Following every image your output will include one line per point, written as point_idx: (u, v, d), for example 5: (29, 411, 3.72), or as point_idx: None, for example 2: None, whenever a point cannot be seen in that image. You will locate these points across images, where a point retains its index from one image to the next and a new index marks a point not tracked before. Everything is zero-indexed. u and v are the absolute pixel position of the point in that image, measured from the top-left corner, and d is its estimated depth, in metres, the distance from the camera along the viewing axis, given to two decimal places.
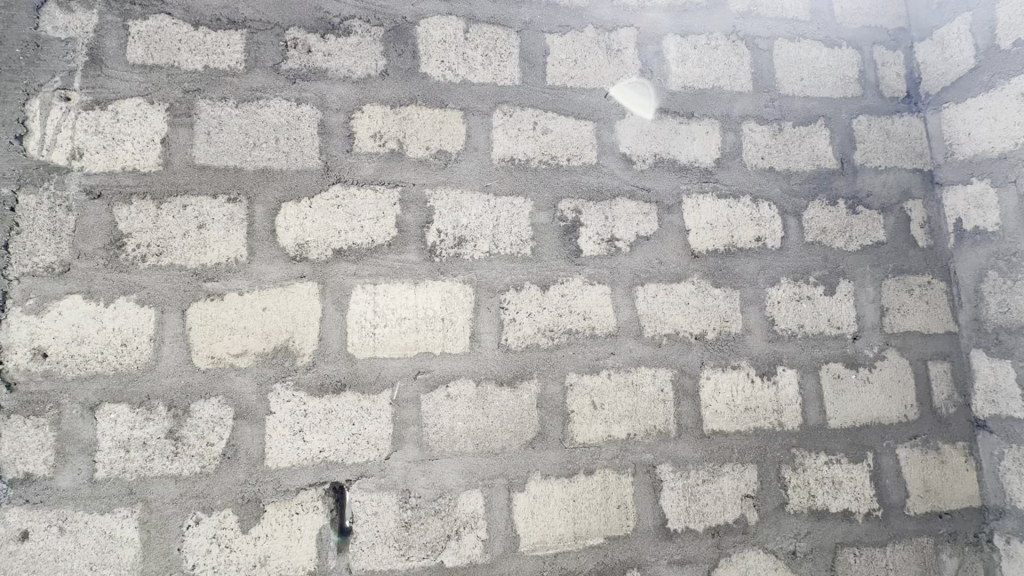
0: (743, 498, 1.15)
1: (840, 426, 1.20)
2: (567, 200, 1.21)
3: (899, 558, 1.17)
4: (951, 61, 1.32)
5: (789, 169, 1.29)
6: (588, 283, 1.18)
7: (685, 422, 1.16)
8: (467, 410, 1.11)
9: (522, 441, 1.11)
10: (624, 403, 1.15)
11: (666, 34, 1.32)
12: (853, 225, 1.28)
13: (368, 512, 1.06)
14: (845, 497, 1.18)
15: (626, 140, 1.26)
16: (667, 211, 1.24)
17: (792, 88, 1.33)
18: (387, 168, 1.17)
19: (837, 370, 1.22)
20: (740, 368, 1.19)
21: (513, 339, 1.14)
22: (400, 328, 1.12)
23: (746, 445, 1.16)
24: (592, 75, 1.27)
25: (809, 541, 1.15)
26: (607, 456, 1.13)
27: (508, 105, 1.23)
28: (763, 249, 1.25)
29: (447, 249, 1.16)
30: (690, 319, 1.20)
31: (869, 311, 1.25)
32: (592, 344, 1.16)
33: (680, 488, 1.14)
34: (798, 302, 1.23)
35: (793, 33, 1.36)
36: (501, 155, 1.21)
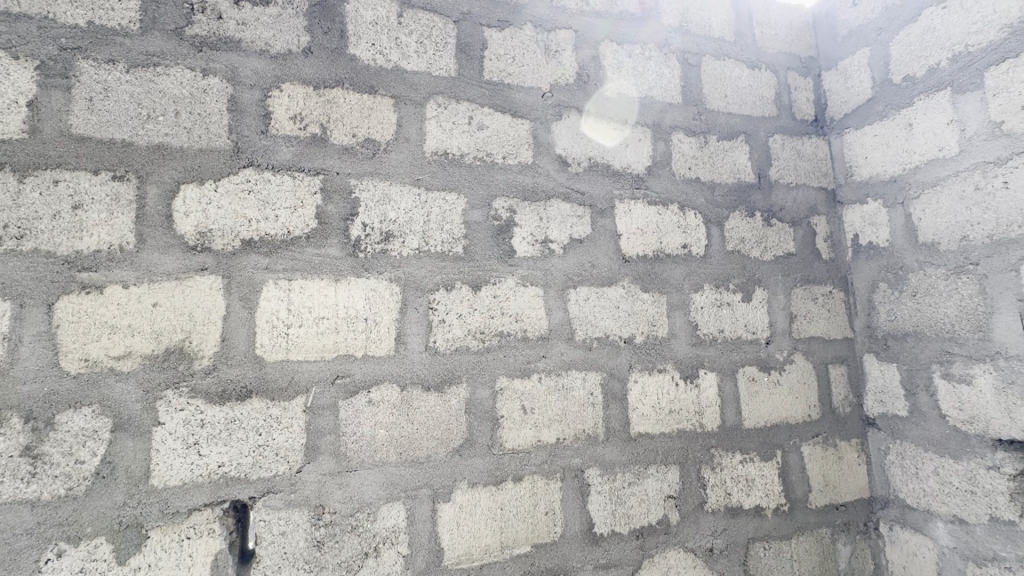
0: (666, 498, 1.17)
1: (754, 426, 1.26)
2: (501, 198, 1.18)
3: (802, 548, 1.25)
4: (852, 91, 1.42)
5: (713, 180, 1.35)
6: (521, 284, 1.16)
7: (612, 425, 1.16)
8: (390, 416, 1.04)
9: (448, 448, 1.06)
10: (554, 407, 1.13)
11: (603, 40, 1.33)
12: (768, 236, 1.36)
13: (274, 533, 0.95)
14: (756, 493, 1.24)
15: (562, 141, 1.25)
16: (600, 214, 1.24)
17: (717, 104, 1.40)
18: (308, 153, 1.07)
19: (751, 373, 1.28)
20: (665, 371, 1.22)
21: (442, 341, 1.09)
22: (317, 329, 1.03)
23: (670, 446, 1.19)
24: (530, 73, 1.26)
25: (725, 537, 1.20)
26: (535, 462, 1.10)
27: (443, 97, 1.18)
28: (689, 256, 1.29)
29: (373, 245, 1.08)
30: (620, 323, 1.21)
31: (780, 317, 1.33)
32: (524, 347, 1.14)
33: (607, 492, 1.14)
34: (719, 308, 1.28)
35: (719, 51, 1.43)
36: (433, 148, 1.15)
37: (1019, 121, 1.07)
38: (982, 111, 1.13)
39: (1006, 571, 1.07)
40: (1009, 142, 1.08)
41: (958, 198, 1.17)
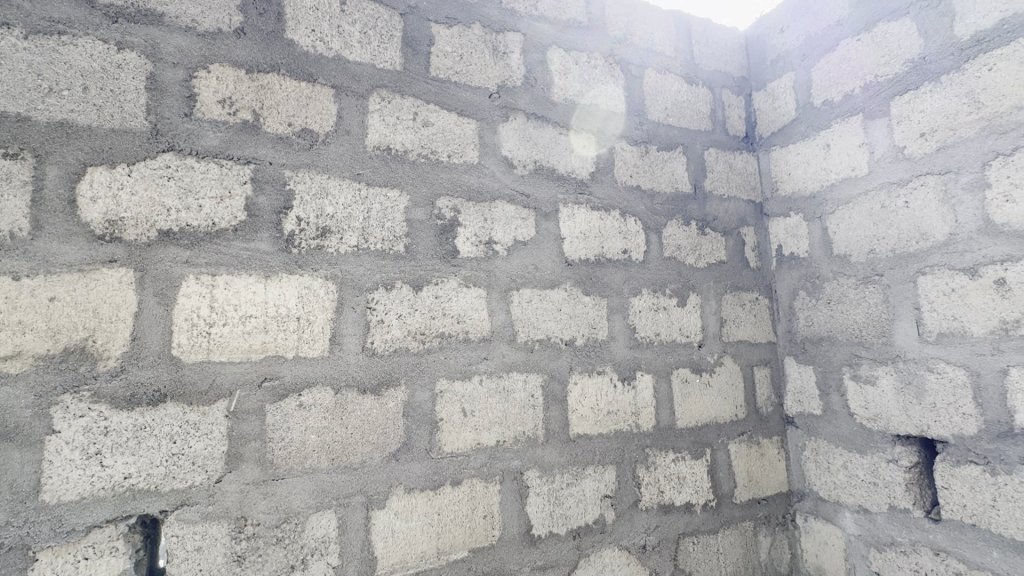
0: (602, 498, 1.20)
1: (685, 426, 1.31)
2: (445, 197, 1.16)
3: (727, 542, 1.32)
4: (778, 111, 1.52)
5: (652, 189, 1.40)
6: (464, 285, 1.14)
7: (552, 427, 1.17)
8: (323, 421, 0.99)
9: (384, 453, 1.03)
10: (494, 410, 1.13)
11: (551, 45, 1.35)
12: (702, 244, 1.43)
13: (188, 549, 0.88)
14: (687, 490, 1.29)
15: (508, 143, 1.25)
16: (544, 217, 1.25)
17: (658, 116, 1.45)
18: (238, 141, 1.00)
19: (684, 375, 1.34)
20: (604, 373, 1.25)
21: (380, 342, 1.05)
22: (244, 328, 0.96)
23: (607, 447, 1.22)
24: (478, 73, 1.25)
25: (657, 534, 1.24)
26: (475, 465, 1.09)
27: (387, 90, 1.14)
28: (628, 261, 1.33)
29: (307, 240, 1.03)
30: (562, 325, 1.22)
31: (711, 321, 1.40)
32: (465, 348, 1.12)
33: (545, 493, 1.14)
34: (656, 312, 1.33)
35: (660, 65, 1.49)
36: (375, 142, 1.11)
37: (918, 147, 1.17)
38: (887, 136, 1.23)
39: (901, 555, 1.17)
40: (910, 165, 1.18)
41: (867, 214, 1.26)
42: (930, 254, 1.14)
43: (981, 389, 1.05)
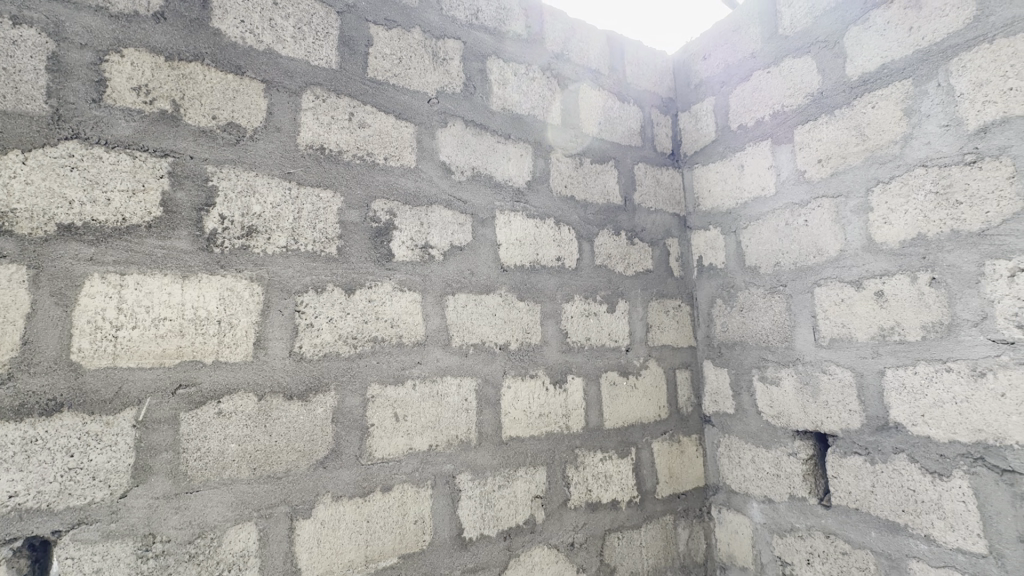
0: (533, 498, 1.23)
1: (613, 426, 1.38)
2: (381, 200, 1.15)
3: (649, 535, 1.39)
4: (700, 132, 1.64)
5: (586, 200, 1.46)
6: (398, 289, 1.13)
7: (485, 430, 1.19)
8: (244, 429, 0.95)
9: (311, 460, 1.00)
10: (428, 414, 1.13)
11: (491, 55, 1.37)
12: (630, 253, 1.51)
13: (85, 572, 0.81)
14: (613, 488, 1.35)
15: (447, 149, 1.26)
16: (481, 223, 1.27)
17: (592, 130, 1.52)
18: (154, 132, 0.94)
19: (613, 377, 1.40)
20: (537, 377, 1.28)
21: (308, 346, 1.02)
22: (157, 331, 0.90)
23: (538, 448, 1.25)
24: (416, 77, 1.25)
25: (585, 531, 1.29)
26: (406, 470, 1.08)
27: (322, 88, 1.12)
28: (562, 268, 1.37)
29: (231, 240, 0.98)
30: (496, 330, 1.24)
31: (638, 327, 1.48)
32: (398, 353, 1.12)
33: (477, 496, 1.16)
34: (587, 317, 1.39)
35: (595, 82, 1.56)
36: (308, 141, 1.08)
37: (816, 172, 1.31)
38: (791, 160, 1.36)
39: (799, 540, 1.29)
40: (810, 188, 1.32)
41: (774, 230, 1.39)
42: (825, 268, 1.27)
43: (863, 387, 1.18)
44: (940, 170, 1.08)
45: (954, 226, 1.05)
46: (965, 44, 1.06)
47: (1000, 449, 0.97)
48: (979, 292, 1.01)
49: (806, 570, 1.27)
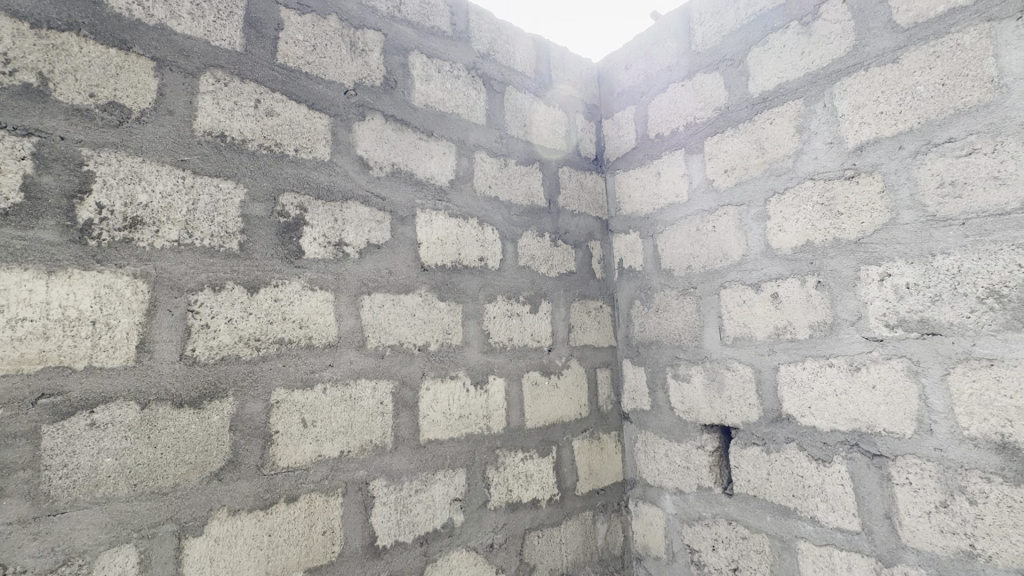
0: (452, 501, 1.21)
1: (534, 426, 1.39)
2: (290, 193, 1.08)
3: (569, 532, 1.42)
4: (621, 139, 1.70)
5: (510, 201, 1.46)
6: (309, 288, 1.08)
7: (402, 434, 1.16)
8: (123, 441, 0.86)
9: (204, 473, 0.92)
10: (339, 419, 1.08)
11: (414, 50, 1.34)
12: (554, 255, 1.53)
13: None
14: (534, 487, 1.36)
15: (365, 144, 1.21)
16: (400, 221, 1.24)
17: (517, 132, 1.53)
18: (15, 107, 0.83)
19: (534, 377, 1.42)
20: (457, 378, 1.26)
21: (202, 349, 0.94)
22: (13, 333, 0.79)
23: (458, 450, 1.24)
24: (332, 66, 1.19)
25: (504, 531, 1.29)
26: (314, 478, 1.03)
27: (224, 71, 1.04)
28: (485, 269, 1.37)
29: (110, 232, 0.88)
30: (415, 330, 1.21)
31: (560, 327, 1.51)
32: (307, 355, 1.06)
33: (392, 502, 1.12)
34: (509, 318, 1.39)
35: (521, 84, 1.57)
36: (206, 126, 1.00)
37: (722, 181, 1.39)
38: (702, 170, 1.45)
39: (705, 527, 1.36)
40: (717, 196, 1.40)
41: (686, 235, 1.47)
42: (729, 271, 1.35)
43: (760, 382, 1.27)
44: (826, 184, 1.18)
45: (836, 234, 1.16)
46: (846, 70, 1.16)
47: (871, 436, 1.07)
48: (855, 294, 1.12)
49: (711, 556, 1.34)
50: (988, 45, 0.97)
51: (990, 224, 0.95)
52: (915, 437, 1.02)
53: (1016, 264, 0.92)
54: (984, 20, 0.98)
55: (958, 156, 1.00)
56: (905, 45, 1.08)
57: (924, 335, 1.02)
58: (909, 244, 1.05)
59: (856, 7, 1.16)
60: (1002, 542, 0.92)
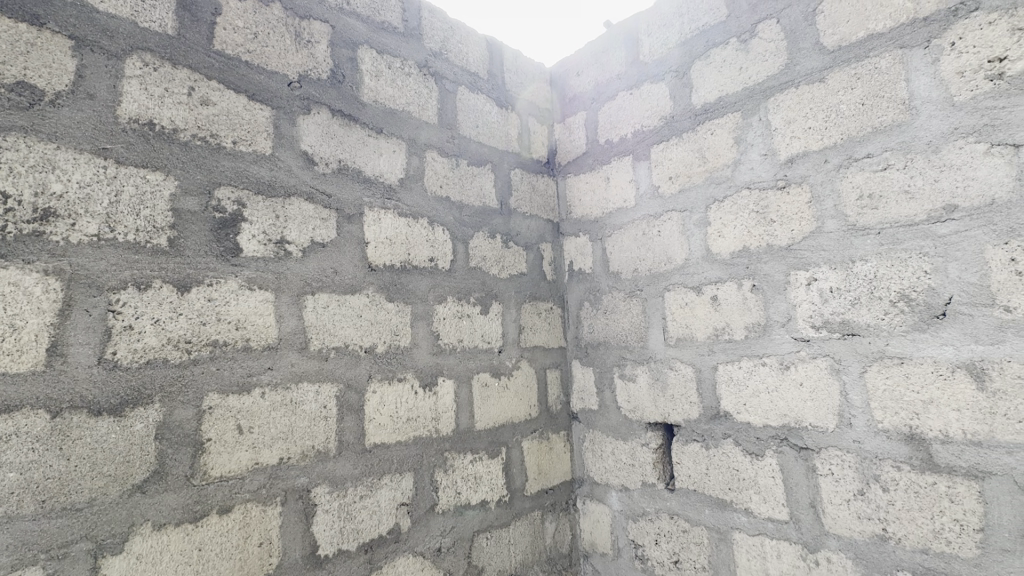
0: (398, 506, 1.19)
1: (483, 428, 1.39)
2: (226, 187, 1.03)
3: (518, 533, 1.43)
4: (572, 144, 1.73)
5: (461, 201, 1.46)
6: (247, 287, 1.03)
7: (346, 438, 1.12)
8: (29, 453, 0.78)
9: (126, 485, 0.86)
10: (278, 424, 1.03)
11: (363, 44, 1.31)
12: (505, 256, 1.54)
13: None
14: (483, 489, 1.36)
15: (310, 138, 1.17)
16: (347, 220, 1.20)
17: (469, 132, 1.52)
18: None
19: (484, 379, 1.41)
20: (405, 381, 1.24)
21: (125, 352, 0.88)
22: None
23: (405, 454, 1.21)
24: (274, 56, 1.15)
25: (452, 535, 1.28)
26: (250, 487, 0.98)
27: (153, 55, 0.97)
28: (435, 270, 1.35)
29: (17, 224, 0.81)
30: (361, 332, 1.18)
31: (511, 328, 1.51)
32: (244, 358, 1.01)
33: (336, 509, 1.08)
34: (459, 319, 1.38)
35: (473, 85, 1.57)
36: (132, 113, 0.94)
37: (667, 188, 1.44)
38: (648, 176, 1.49)
39: (649, 523, 1.41)
40: (662, 202, 1.45)
41: (633, 239, 1.51)
42: (673, 274, 1.40)
43: (701, 381, 1.32)
44: (760, 193, 1.25)
45: (770, 241, 1.23)
46: (779, 87, 1.24)
47: (799, 431, 1.14)
48: (786, 297, 1.19)
49: (654, 550, 1.39)
50: (901, 69, 1.06)
51: (901, 233, 1.04)
52: (837, 431, 1.09)
53: (923, 271, 1.01)
54: (898, 46, 1.07)
55: (875, 171, 1.08)
56: (830, 67, 1.16)
57: (845, 336, 1.10)
58: (832, 251, 1.13)
59: (788, 29, 1.24)
60: (909, 525, 1.00)
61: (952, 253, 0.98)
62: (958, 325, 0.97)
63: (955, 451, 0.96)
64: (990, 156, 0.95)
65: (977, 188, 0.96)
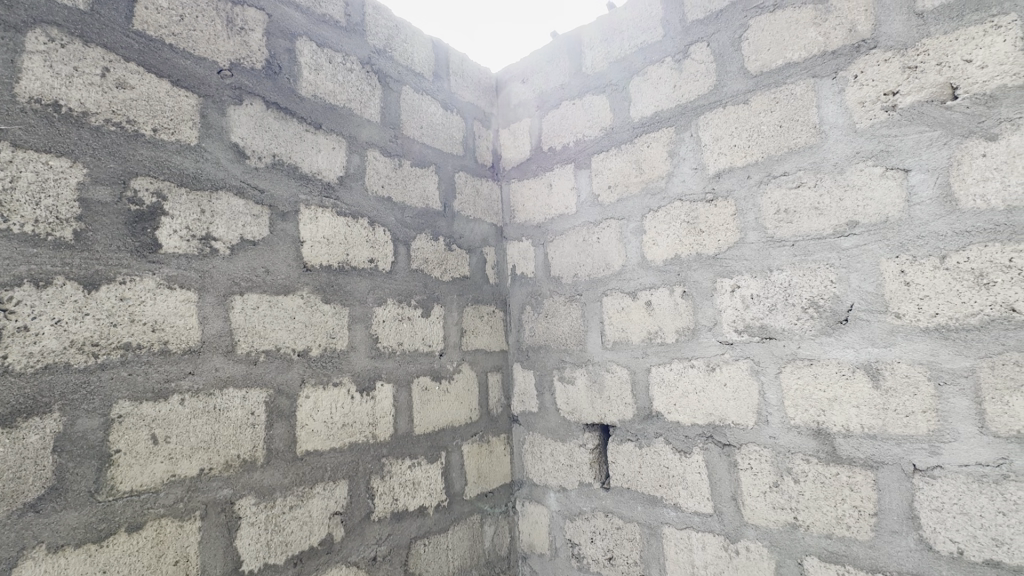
0: (331, 516, 1.14)
1: (422, 432, 1.37)
2: (144, 178, 0.95)
3: (456, 537, 1.41)
4: (517, 149, 1.76)
5: (403, 203, 1.43)
6: (166, 286, 0.96)
7: (276, 446, 1.07)
8: None
9: (16, 504, 0.77)
10: (199, 433, 0.97)
11: (302, 36, 1.26)
12: (448, 259, 1.53)
13: None
14: (421, 494, 1.34)
15: (241, 130, 1.11)
16: (281, 217, 1.15)
17: (413, 133, 1.50)
18: None
19: (424, 383, 1.39)
20: (341, 385, 1.20)
21: (17, 356, 0.79)
22: None
23: (339, 461, 1.17)
24: (203, 42, 1.08)
25: (389, 543, 1.25)
26: (165, 502, 0.91)
27: (60, 31, 0.89)
28: (375, 271, 1.32)
29: None
30: (294, 335, 1.13)
31: (452, 331, 1.50)
32: (161, 363, 0.93)
33: (262, 521, 1.03)
34: (400, 322, 1.35)
35: (418, 85, 1.55)
36: (33, 92, 0.85)
37: (606, 197, 1.50)
38: (589, 184, 1.54)
39: (585, 521, 1.44)
40: (601, 210, 1.50)
41: (573, 245, 1.55)
42: (611, 280, 1.45)
43: (635, 383, 1.38)
44: (691, 205, 1.33)
45: (699, 250, 1.30)
46: (709, 106, 1.32)
47: (723, 428, 1.22)
48: (713, 303, 1.26)
49: (590, 548, 1.43)
50: (813, 97, 1.17)
51: (812, 246, 1.14)
52: (755, 428, 1.17)
53: (830, 280, 1.11)
54: (811, 76, 1.17)
55: (790, 188, 1.18)
56: (754, 90, 1.25)
57: (764, 339, 1.18)
58: (753, 260, 1.21)
59: (717, 52, 1.32)
60: (816, 513, 1.09)
61: (853, 265, 1.09)
62: (857, 329, 1.07)
63: (854, 444, 1.06)
64: (885, 178, 1.07)
65: (874, 207, 1.07)
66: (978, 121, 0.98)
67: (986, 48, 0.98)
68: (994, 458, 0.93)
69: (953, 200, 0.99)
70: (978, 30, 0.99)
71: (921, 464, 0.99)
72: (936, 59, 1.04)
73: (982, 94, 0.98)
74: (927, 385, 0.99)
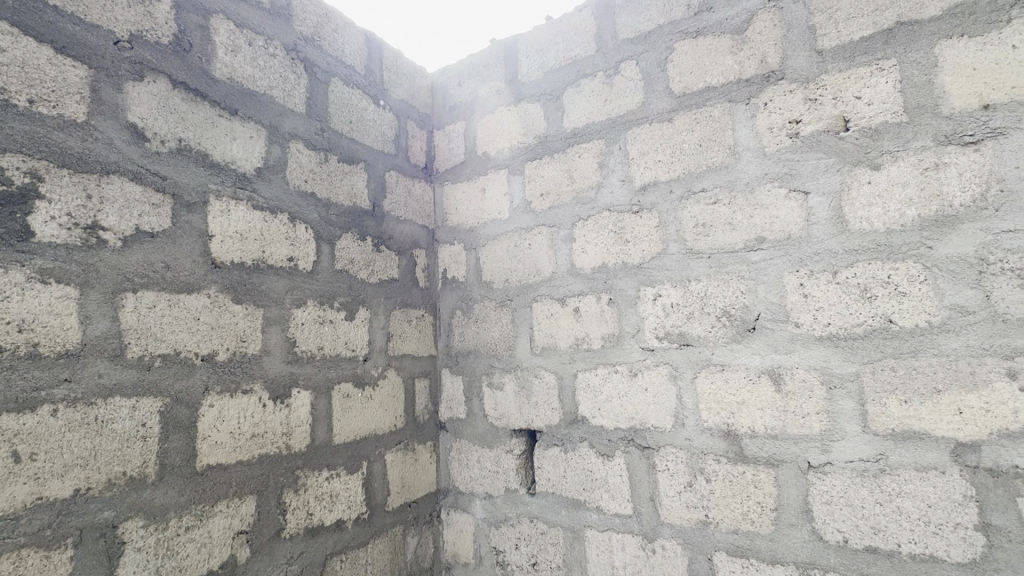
0: (235, 535, 1.05)
1: (342, 442, 1.30)
2: (15, 156, 0.83)
3: (376, 551, 1.35)
4: (451, 151, 1.73)
5: (329, 199, 1.36)
6: (38, 280, 0.84)
7: (171, 461, 0.96)
8: None
9: None
10: (75, 448, 0.85)
11: (219, 14, 1.17)
12: (375, 260, 1.47)
13: None
14: (339, 507, 1.27)
15: (141, 109, 1.00)
16: (186, 208, 1.04)
17: (341, 127, 1.43)
18: None
19: (346, 389, 1.32)
20: (251, 393, 1.11)
21: None
22: None
23: (247, 475, 1.08)
24: (97, 8, 0.97)
25: (301, 561, 1.16)
26: (28, 529, 0.79)
27: None
28: (294, 271, 1.24)
29: None
30: (198, 337, 1.03)
31: (378, 336, 1.44)
32: (28, 369, 0.81)
33: (152, 546, 0.92)
34: (321, 325, 1.28)
35: (348, 78, 1.49)
36: None
37: (538, 204, 1.51)
38: (522, 191, 1.55)
39: (510, 528, 1.44)
40: (533, 216, 1.52)
41: (505, 250, 1.55)
42: (541, 286, 1.47)
43: (562, 388, 1.39)
44: (618, 215, 1.37)
45: (624, 259, 1.35)
46: (636, 121, 1.38)
47: (643, 432, 1.27)
48: (636, 311, 1.31)
49: (514, 554, 1.42)
50: (729, 120, 1.25)
51: (725, 259, 1.22)
52: (672, 430, 1.23)
53: (740, 292, 1.19)
54: (727, 100, 1.26)
55: (707, 204, 1.26)
56: (677, 109, 1.32)
57: (682, 346, 1.24)
58: (673, 271, 1.28)
59: (645, 71, 1.38)
60: (725, 510, 1.16)
61: (761, 277, 1.17)
62: (763, 337, 1.16)
63: (759, 444, 1.14)
64: (788, 199, 1.16)
65: (779, 224, 1.17)
66: (865, 151, 1.10)
67: (872, 87, 1.11)
68: (874, 454, 1.03)
69: (844, 222, 1.10)
70: (866, 71, 1.11)
71: (814, 462, 1.08)
72: (831, 94, 1.15)
73: (868, 127, 1.10)
74: (820, 389, 1.09)
